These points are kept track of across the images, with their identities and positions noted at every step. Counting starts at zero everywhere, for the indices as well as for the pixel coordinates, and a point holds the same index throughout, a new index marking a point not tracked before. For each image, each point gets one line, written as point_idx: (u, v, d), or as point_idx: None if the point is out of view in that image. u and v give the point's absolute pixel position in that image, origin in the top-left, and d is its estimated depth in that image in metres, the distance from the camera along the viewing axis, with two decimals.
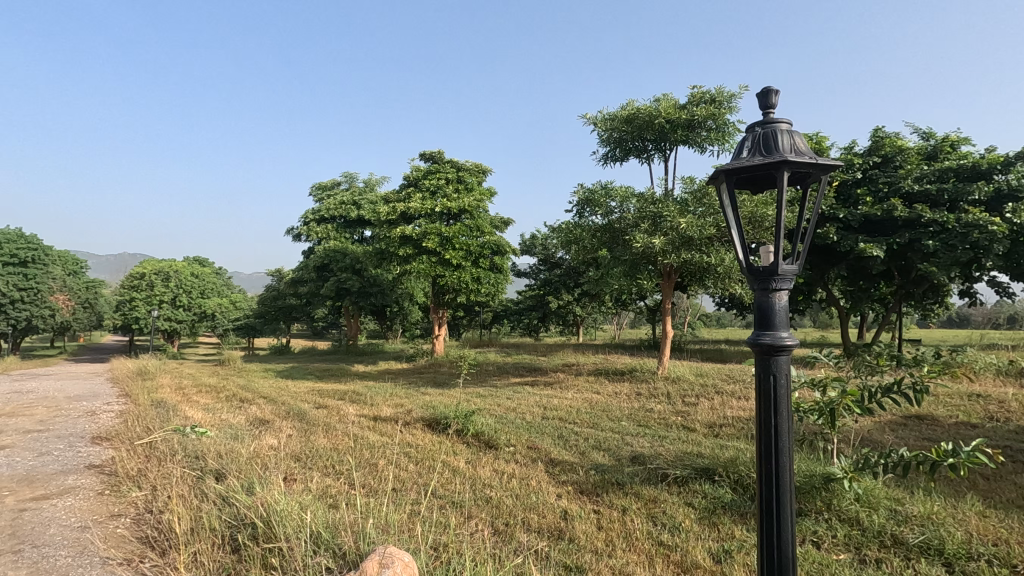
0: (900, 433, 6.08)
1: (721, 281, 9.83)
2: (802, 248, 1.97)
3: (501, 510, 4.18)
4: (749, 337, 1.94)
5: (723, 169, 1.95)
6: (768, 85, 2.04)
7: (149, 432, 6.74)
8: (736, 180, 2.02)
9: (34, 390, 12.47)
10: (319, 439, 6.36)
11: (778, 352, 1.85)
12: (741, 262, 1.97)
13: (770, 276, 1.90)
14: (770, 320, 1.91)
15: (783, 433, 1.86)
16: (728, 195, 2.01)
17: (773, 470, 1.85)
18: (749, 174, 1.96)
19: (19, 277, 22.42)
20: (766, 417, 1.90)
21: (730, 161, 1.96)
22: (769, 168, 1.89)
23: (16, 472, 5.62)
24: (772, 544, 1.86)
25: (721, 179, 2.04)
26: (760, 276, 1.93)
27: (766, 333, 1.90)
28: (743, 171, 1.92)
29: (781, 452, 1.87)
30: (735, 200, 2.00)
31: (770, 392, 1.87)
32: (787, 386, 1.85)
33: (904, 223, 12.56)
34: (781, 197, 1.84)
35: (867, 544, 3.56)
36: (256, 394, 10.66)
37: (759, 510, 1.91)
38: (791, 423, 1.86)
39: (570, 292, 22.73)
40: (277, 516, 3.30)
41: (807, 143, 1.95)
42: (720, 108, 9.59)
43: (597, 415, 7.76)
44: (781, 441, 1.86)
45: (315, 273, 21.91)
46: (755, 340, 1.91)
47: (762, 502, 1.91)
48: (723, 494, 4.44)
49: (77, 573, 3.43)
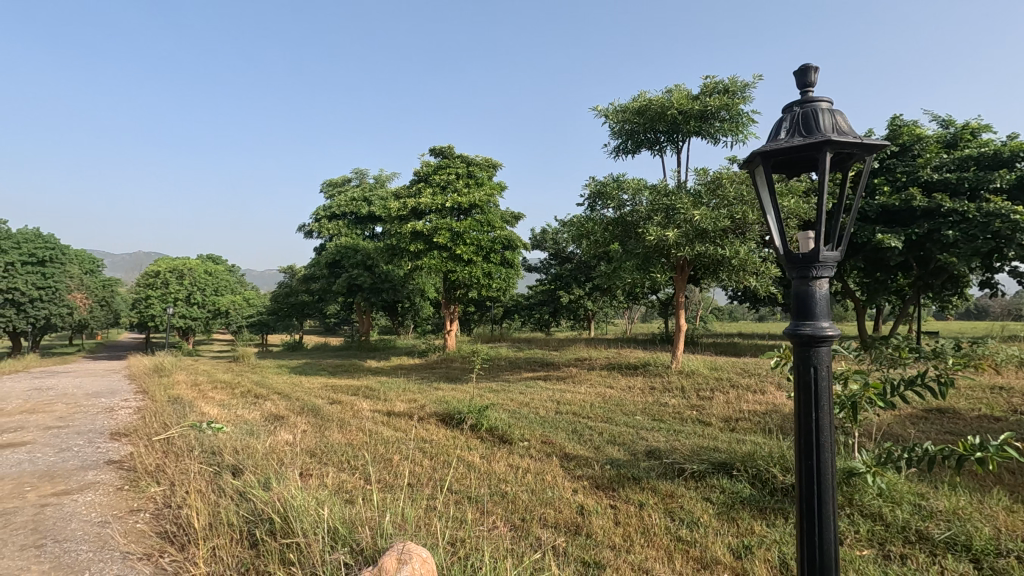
0: (921, 426, 5.98)
1: (735, 274, 9.71)
2: (843, 234, 1.90)
3: (517, 505, 4.16)
4: (787, 328, 1.89)
5: (761, 151, 1.90)
6: (806, 64, 1.98)
7: (166, 428, 6.81)
8: (773, 163, 1.97)
9: (54, 386, 12.69)
10: (334, 434, 6.38)
11: (819, 343, 1.79)
12: (779, 248, 1.92)
13: (811, 264, 1.84)
14: (809, 310, 1.85)
15: (824, 427, 1.81)
16: (765, 178, 1.95)
17: (814, 465, 1.80)
18: (788, 156, 1.90)
19: (37, 276, 22.78)
20: (806, 411, 1.84)
21: (767, 143, 1.90)
22: (810, 149, 1.83)
23: (37, 468, 5.69)
24: (814, 541, 1.81)
25: (758, 162, 1.99)
26: (800, 263, 1.87)
27: (806, 323, 1.84)
28: (782, 152, 1.86)
29: (821, 446, 1.81)
30: (772, 184, 1.94)
31: (811, 385, 1.81)
32: (828, 378, 1.80)
33: (923, 213, 12.34)
34: (823, 179, 1.78)
35: (891, 540, 3.49)
36: (271, 390, 10.74)
37: (800, 506, 1.86)
38: (833, 417, 1.80)
39: (581, 286, 22.57)
40: (294, 512, 3.30)
41: (850, 124, 1.88)
42: (734, 98, 9.44)
43: (611, 409, 7.72)
44: (822, 435, 1.80)
45: (327, 270, 22.03)
46: (794, 331, 1.85)
47: (802, 498, 1.85)
48: (741, 488, 4.38)
49: (98, 567, 3.46)
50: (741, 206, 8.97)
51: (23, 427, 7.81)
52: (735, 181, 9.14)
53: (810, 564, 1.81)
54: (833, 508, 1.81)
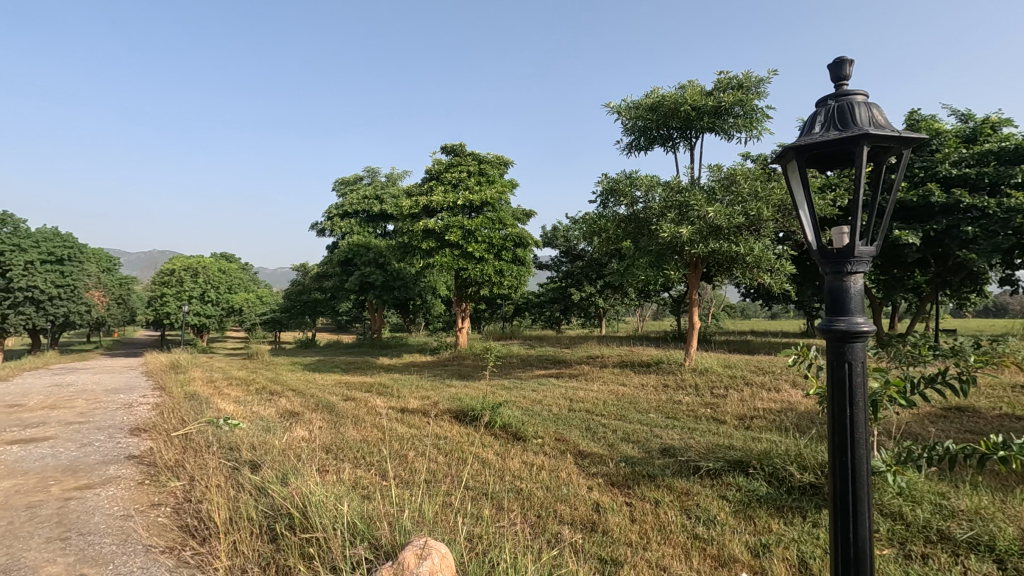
0: (940, 425, 5.91)
1: (749, 271, 9.64)
2: (881, 228, 1.87)
3: (533, 502, 4.17)
4: (820, 324, 1.87)
5: (794, 146, 1.88)
6: (841, 56, 1.95)
7: (185, 424, 6.91)
8: (807, 158, 1.94)
9: (74, 383, 12.92)
10: (349, 431, 6.43)
11: (854, 338, 1.77)
12: (814, 243, 1.90)
13: (845, 258, 1.82)
14: (843, 305, 1.84)
15: (859, 423, 1.79)
16: (798, 173, 1.93)
17: (849, 463, 1.78)
18: (822, 151, 1.88)
19: (56, 274, 23.17)
20: (840, 407, 1.82)
21: (801, 138, 1.88)
22: (846, 143, 1.81)
23: (60, 462, 5.81)
24: (848, 539, 1.79)
25: (791, 157, 1.97)
26: (834, 258, 1.85)
27: (840, 318, 1.83)
28: (817, 147, 1.84)
29: (856, 443, 1.79)
30: (806, 179, 1.92)
31: (845, 380, 1.80)
32: (863, 374, 1.78)
33: (941, 209, 12.17)
34: (860, 172, 1.75)
35: (912, 539, 3.46)
36: (285, 387, 10.83)
37: (833, 504, 1.84)
38: (867, 413, 1.78)
39: (592, 284, 22.46)
40: (313, 507, 3.34)
41: (886, 117, 1.85)
42: (748, 93, 9.36)
43: (625, 407, 7.71)
44: (857, 431, 1.78)
45: (339, 268, 22.19)
46: (827, 327, 1.84)
47: (835, 495, 1.83)
48: (758, 486, 4.35)
49: (122, 560, 3.53)
50: (755, 203, 8.88)
51: (46, 422, 7.97)
52: (749, 177, 9.07)
53: (844, 562, 1.79)
54: (868, 505, 1.79)
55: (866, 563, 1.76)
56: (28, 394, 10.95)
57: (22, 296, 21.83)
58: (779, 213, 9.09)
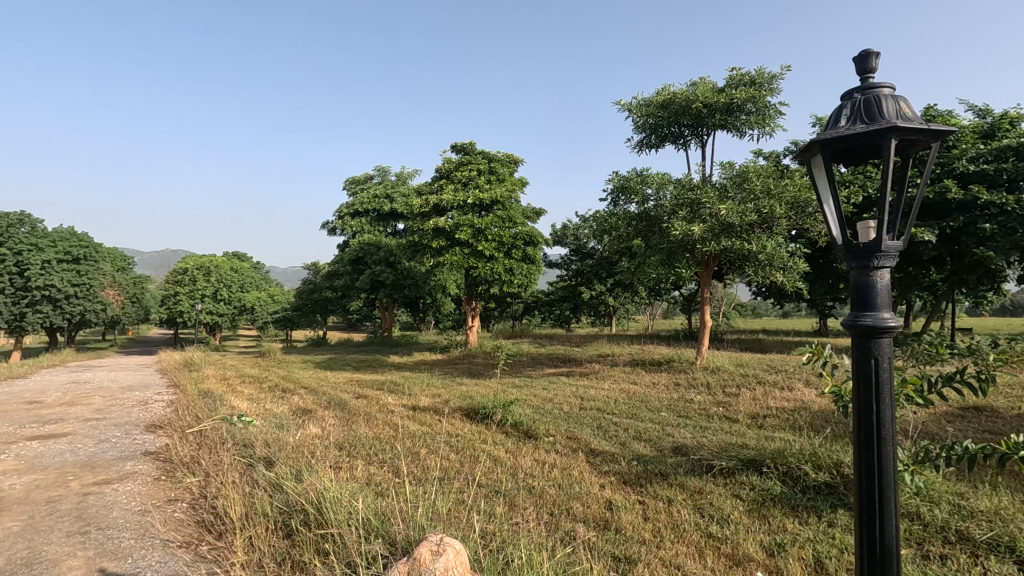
0: (958, 425, 5.83)
1: (762, 269, 9.56)
2: (908, 222, 1.85)
3: (545, 499, 4.18)
4: (845, 318, 1.85)
5: (820, 140, 1.86)
6: (867, 49, 1.93)
7: (199, 421, 6.99)
8: (832, 151, 1.92)
9: (91, 380, 13.13)
10: (361, 428, 6.48)
11: (880, 334, 1.75)
12: (838, 238, 1.88)
13: (871, 253, 1.80)
14: (869, 300, 1.82)
15: (886, 419, 1.77)
16: (824, 168, 1.91)
17: (875, 460, 1.77)
18: (849, 144, 1.86)
19: (73, 273, 23.50)
20: (865, 402, 1.80)
21: (827, 132, 1.86)
22: (873, 137, 1.79)
23: (79, 458, 5.90)
24: (873, 538, 1.78)
25: (815, 151, 1.95)
26: (860, 253, 1.84)
27: (866, 313, 1.81)
28: (842, 141, 1.82)
29: (883, 439, 1.77)
30: (832, 173, 1.89)
31: (872, 377, 1.78)
32: (889, 371, 1.77)
33: (958, 206, 12.00)
34: (888, 166, 1.73)
35: (930, 540, 3.42)
36: (297, 384, 10.92)
37: (858, 502, 1.82)
38: (894, 409, 1.76)
39: (602, 283, 22.38)
40: (328, 503, 3.36)
41: (914, 110, 1.83)
42: (761, 90, 9.27)
43: (636, 405, 7.68)
44: (884, 428, 1.76)
45: (350, 267, 22.33)
46: (853, 322, 1.82)
47: (861, 493, 1.82)
48: (772, 486, 4.32)
49: (141, 553, 3.58)
50: (768, 200, 8.80)
51: (64, 419, 8.10)
52: (761, 174, 8.99)
53: (870, 560, 1.77)
54: (896, 503, 1.76)
55: (894, 561, 1.74)
56: (47, 391, 11.13)
57: (39, 295, 22.16)
58: (792, 211, 9.00)
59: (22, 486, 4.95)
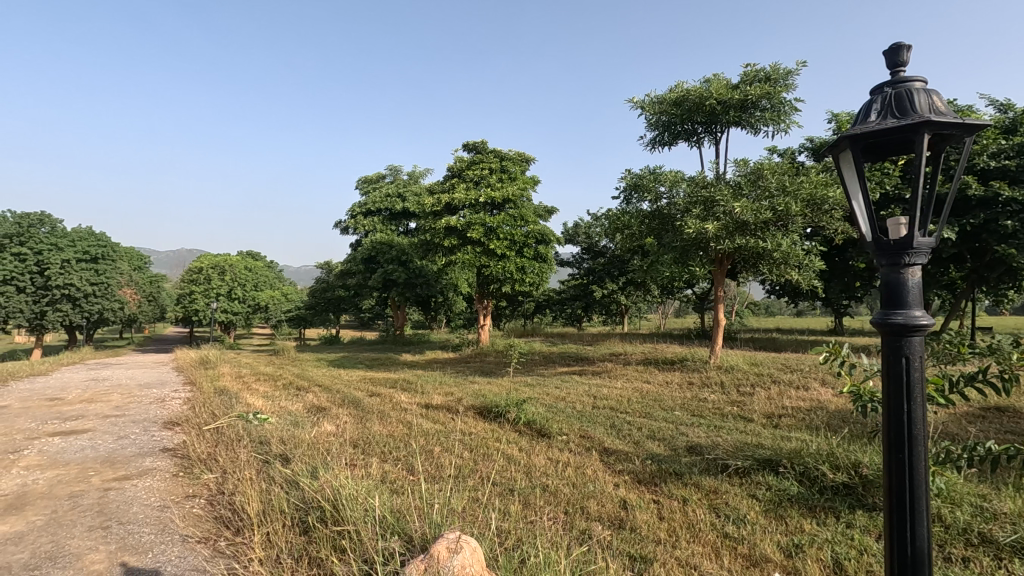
0: (979, 425, 5.73)
1: (777, 267, 9.46)
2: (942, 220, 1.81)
3: (560, 498, 4.17)
4: (875, 317, 1.83)
5: (849, 135, 1.84)
6: (898, 42, 1.90)
7: (216, 418, 7.07)
8: (863, 147, 1.90)
9: (110, 377, 13.34)
10: (376, 426, 6.51)
11: (912, 332, 1.73)
12: (868, 235, 1.85)
13: (903, 250, 1.77)
14: (900, 298, 1.79)
15: (917, 420, 1.74)
16: (853, 164, 1.89)
17: (906, 460, 1.74)
18: (879, 139, 1.84)
19: (91, 272, 23.86)
20: (896, 403, 1.78)
21: (857, 127, 1.84)
22: (905, 132, 1.76)
23: (99, 454, 6.00)
24: (904, 540, 1.75)
25: (845, 146, 1.93)
26: (890, 250, 1.81)
27: (897, 311, 1.78)
28: (872, 135, 1.80)
29: (914, 440, 1.74)
30: (861, 169, 1.87)
31: (902, 375, 1.76)
32: (921, 369, 1.74)
33: (978, 202, 11.78)
34: (920, 161, 1.71)
35: (952, 542, 3.37)
36: (312, 382, 11.02)
37: (888, 503, 1.80)
38: (926, 408, 1.73)
39: (614, 281, 22.29)
40: (344, 500, 3.38)
41: (948, 104, 1.80)
42: (776, 86, 9.17)
43: (650, 404, 7.63)
44: (915, 429, 1.73)
45: (363, 265, 22.48)
46: (883, 320, 1.80)
47: (891, 494, 1.79)
48: (789, 486, 4.28)
49: (161, 548, 3.63)
50: (783, 198, 8.70)
51: (84, 415, 8.24)
52: (776, 172, 8.90)
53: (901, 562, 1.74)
54: (927, 503, 1.74)
55: (926, 564, 1.71)
56: (67, 388, 11.33)
57: (59, 294, 22.55)
58: (808, 209, 8.89)
59: (45, 481, 5.04)
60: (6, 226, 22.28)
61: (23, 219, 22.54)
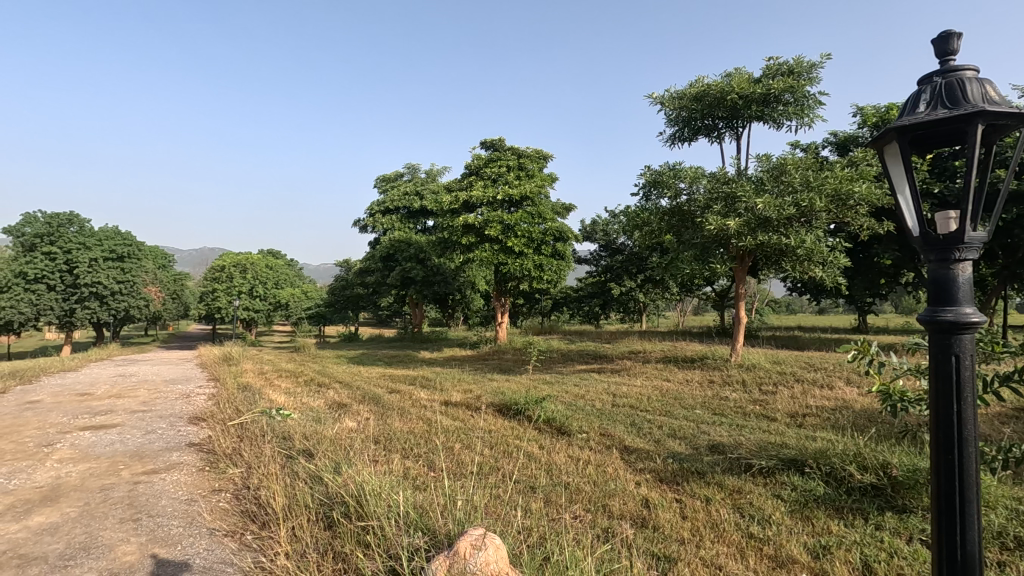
0: (1012, 426, 5.57)
1: (800, 264, 9.31)
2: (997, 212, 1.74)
3: (581, 496, 4.16)
4: (921, 314, 1.80)
5: (897, 127, 1.80)
6: (948, 29, 1.85)
7: (240, 414, 7.20)
8: (910, 139, 1.85)
9: (137, 373, 13.67)
10: (396, 423, 6.57)
11: (962, 330, 1.69)
12: (915, 228, 1.81)
13: (953, 245, 1.72)
14: (948, 294, 1.75)
15: (968, 420, 1.69)
16: (899, 157, 1.85)
17: (955, 461, 1.70)
18: (929, 130, 1.79)
19: (117, 270, 24.39)
20: (945, 404, 1.73)
21: (905, 118, 1.80)
22: (957, 122, 1.72)
23: (128, 448, 6.14)
24: (951, 544, 1.71)
25: (890, 139, 1.88)
26: (939, 245, 1.77)
27: (945, 308, 1.75)
28: (921, 126, 1.76)
29: (964, 440, 1.69)
30: (909, 162, 1.83)
31: (951, 374, 1.71)
32: (971, 367, 1.70)
33: (1010, 197, 11.45)
34: (973, 152, 1.66)
35: (985, 546, 3.29)
36: (332, 379, 11.15)
37: (936, 505, 1.75)
38: (977, 410, 1.69)
39: (632, 279, 22.15)
40: (368, 496, 3.41)
41: (1001, 93, 1.74)
42: (799, 80, 9.01)
43: (670, 403, 7.57)
44: (964, 429, 1.69)
45: (381, 264, 22.68)
46: (930, 316, 1.76)
47: (939, 496, 1.75)
48: (815, 486, 4.20)
49: (189, 541, 3.71)
50: (807, 193, 8.54)
51: (113, 410, 8.46)
52: (800, 167, 8.74)
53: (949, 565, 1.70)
54: (979, 507, 1.68)
55: (976, 567, 1.67)
56: (96, 383, 11.63)
57: (88, 292, 23.12)
58: (833, 204, 8.72)
59: (78, 474, 5.18)
60: (37, 226, 22.90)
61: (53, 219, 23.16)
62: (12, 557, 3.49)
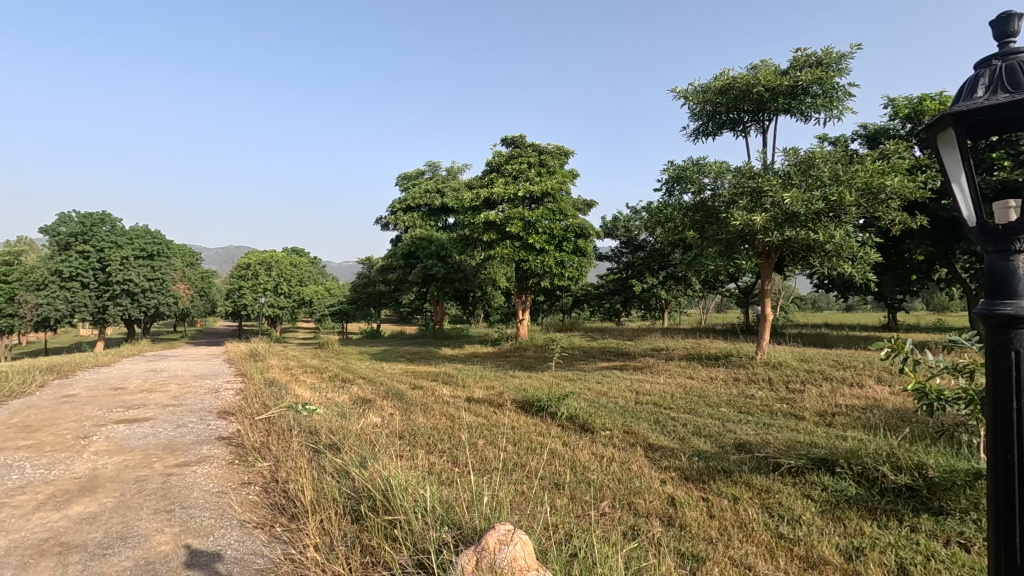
0: None
1: (828, 260, 9.09)
2: None
3: (606, 493, 4.14)
4: (977, 307, 1.74)
5: (954, 113, 1.73)
6: (1007, 11, 1.78)
7: (267, 409, 7.33)
8: (967, 126, 1.78)
9: (168, 369, 14.02)
10: (420, 418, 6.61)
11: (1022, 323, 1.64)
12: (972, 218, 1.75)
13: (1013, 236, 1.68)
14: (1009, 287, 1.70)
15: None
16: (956, 144, 1.78)
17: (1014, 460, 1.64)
18: (987, 117, 1.73)
19: (147, 269, 25.01)
20: (1003, 401, 1.67)
21: (962, 104, 1.74)
22: (1017, 108, 1.66)
23: (160, 441, 6.30)
24: (1010, 545, 1.65)
25: (945, 126, 1.82)
26: (997, 237, 1.71)
27: (1005, 301, 1.69)
28: (980, 112, 1.70)
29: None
30: (966, 149, 1.76)
31: (1009, 369, 1.66)
32: None
33: None
34: None
35: None
36: (356, 375, 11.28)
37: (994, 505, 1.69)
38: None
39: (654, 275, 21.93)
40: (394, 491, 3.44)
41: None
42: (829, 71, 8.78)
43: (694, 400, 7.47)
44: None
45: (403, 261, 22.87)
46: (988, 310, 1.70)
47: (997, 495, 1.69)
48: (846, 486, 4.11)
49: (221, 532, 3.79)
50: (836, 187, 8.35)
51: (145, 404, 8.68)
52: (829, 160, 8.54)
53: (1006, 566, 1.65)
54: None
55: None
56: (129, 378, 11.96)
57: (120, 289, 23.77)
58: (863, 198, 8.49)
59: (114, 466, 5.34)
60: (71, 226, 23.59)
61: (86, 219, 23.84)
62: (54, 544, 3.61)
